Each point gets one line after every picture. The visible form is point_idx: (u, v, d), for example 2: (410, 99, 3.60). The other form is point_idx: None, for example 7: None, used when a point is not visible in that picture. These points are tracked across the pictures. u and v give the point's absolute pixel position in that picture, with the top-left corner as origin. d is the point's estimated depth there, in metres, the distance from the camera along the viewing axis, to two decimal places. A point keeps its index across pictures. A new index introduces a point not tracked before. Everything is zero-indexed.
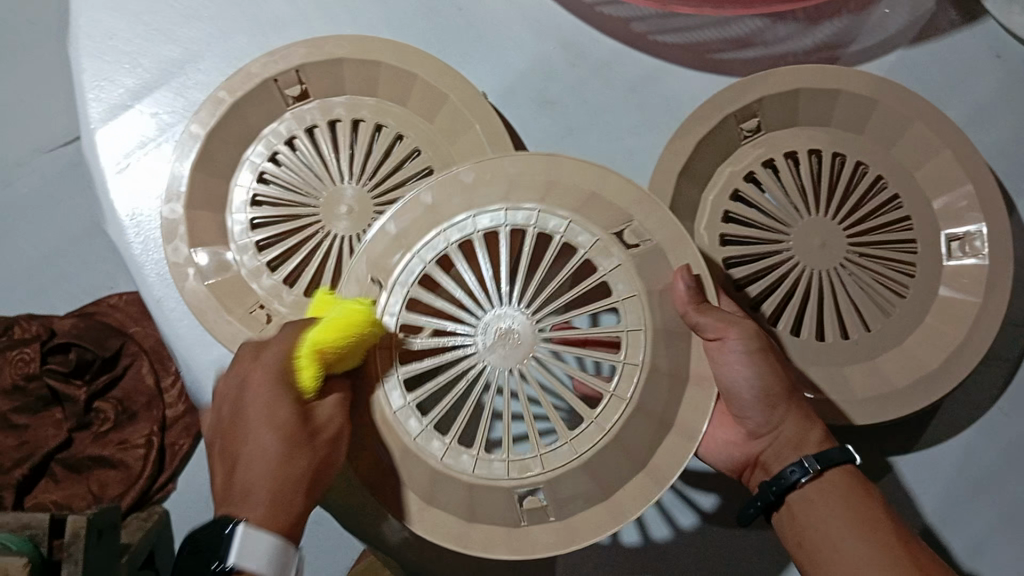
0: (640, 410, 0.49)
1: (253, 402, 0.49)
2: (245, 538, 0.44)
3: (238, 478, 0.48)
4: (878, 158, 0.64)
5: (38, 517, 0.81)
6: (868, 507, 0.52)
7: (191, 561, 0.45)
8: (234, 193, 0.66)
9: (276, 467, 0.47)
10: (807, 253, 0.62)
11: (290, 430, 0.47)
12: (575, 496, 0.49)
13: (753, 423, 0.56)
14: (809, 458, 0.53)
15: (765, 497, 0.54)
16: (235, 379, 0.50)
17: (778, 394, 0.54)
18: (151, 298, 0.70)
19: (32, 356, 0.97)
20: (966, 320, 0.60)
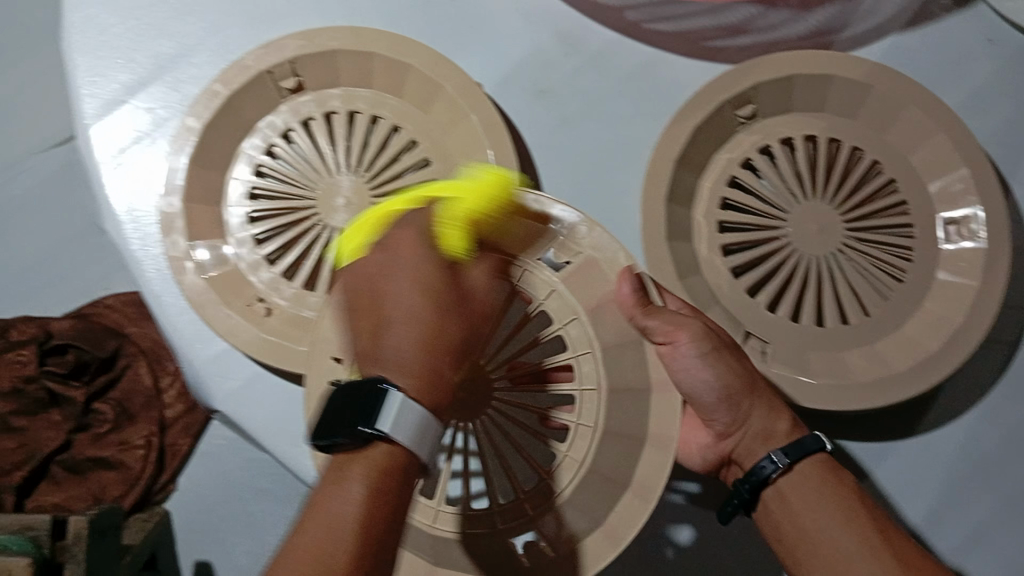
0: (608, 433, 0.53)
1: (392, 272, 0.46)
2: (402, 409, 0.40)
3: (380, 349, 0.43)
4: (872, 143, 0.65)
5: (39, 518, 0.81)
6: (843, 494, 0.51)
7: (342, 409, 0.41)
8: (230, 187, 0.67)
9: (421, 316, 0.44)
10: (804, 238, 0.63)
11: (425, 304, 0.44)
12: (569, 527, 0.51)
13: (721, 424, 0.55)
14: (778, 452, 0.52)
15: (739, 495, 0.53)
16: (382, 256, 0.47)
17: (740, 390, 0.53)
18: (149, 293, 0.69)
19: (28, 358, 0.96)
20: (964, 303, 0.60)
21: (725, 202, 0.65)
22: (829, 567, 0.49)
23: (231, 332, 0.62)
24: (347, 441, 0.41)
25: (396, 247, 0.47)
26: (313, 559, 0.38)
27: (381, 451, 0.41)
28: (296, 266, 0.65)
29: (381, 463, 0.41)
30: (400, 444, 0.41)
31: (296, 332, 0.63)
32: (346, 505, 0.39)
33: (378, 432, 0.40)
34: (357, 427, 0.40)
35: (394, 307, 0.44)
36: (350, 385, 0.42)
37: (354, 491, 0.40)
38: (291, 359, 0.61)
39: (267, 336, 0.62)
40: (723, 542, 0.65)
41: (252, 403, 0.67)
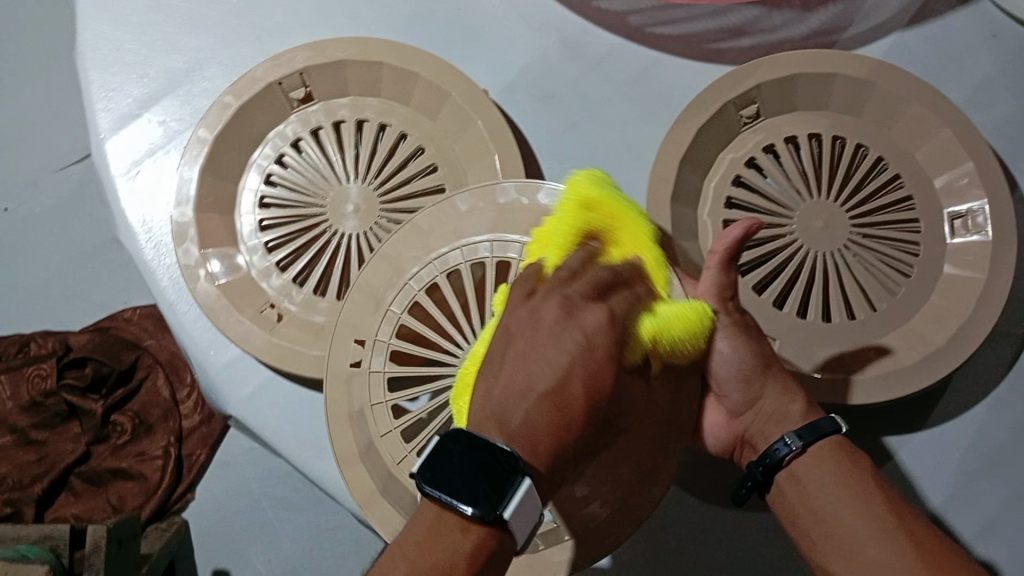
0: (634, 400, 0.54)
1: (544, 349, 0.44)
2: (526, 499, 0.41)
3: (508, 416, 0.43)
4: (878, 140, 0.65)
5: (60, 528, 0.82)
6: (859, 478, 0.50)
7: (470, 474, 0.41)
8: (243, 196, 0.68)
9: (562, 415, 0.42)
10: (810, 235, 0.63)
11: (578, 399, 0.43)
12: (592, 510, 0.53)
13: (732, 402, 0.55)
14: (792, 434, 0.51)
15: (753, 477, 0.53)
16: (526, 325, 0.46)
17: (754, 369, 0.54)
18: (164, 302, 0.71)
19: (48, 371, 0.98)
20: (971, 297, 0.61)
21: (730, 201, 0.66)
22: (845, 552, 0.48)
23: (244, 338, 0.63)
24: (454, 507, 0.41)
25: (582, 326, 0.45)
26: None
27: (488, 534, 0.41)
28: (307, 271, 0.66)
29: (489, 543, 0.41)
30: (508, 530, 0.41)
31: (306, 336, 0.63)
32: (450, 564, 0.40)
33: (498, 516, 0.40)
34: (476, 505, 0.40)
35: (548, 384, 0.43)
36: (466, 436, 0.42)
37: (462, 547, 0.40)
38: (302, 364, 0.62)
39: (277, 341, 0.63)
40: (735, 539, 0.65)
41: (264, 409, 0.67)
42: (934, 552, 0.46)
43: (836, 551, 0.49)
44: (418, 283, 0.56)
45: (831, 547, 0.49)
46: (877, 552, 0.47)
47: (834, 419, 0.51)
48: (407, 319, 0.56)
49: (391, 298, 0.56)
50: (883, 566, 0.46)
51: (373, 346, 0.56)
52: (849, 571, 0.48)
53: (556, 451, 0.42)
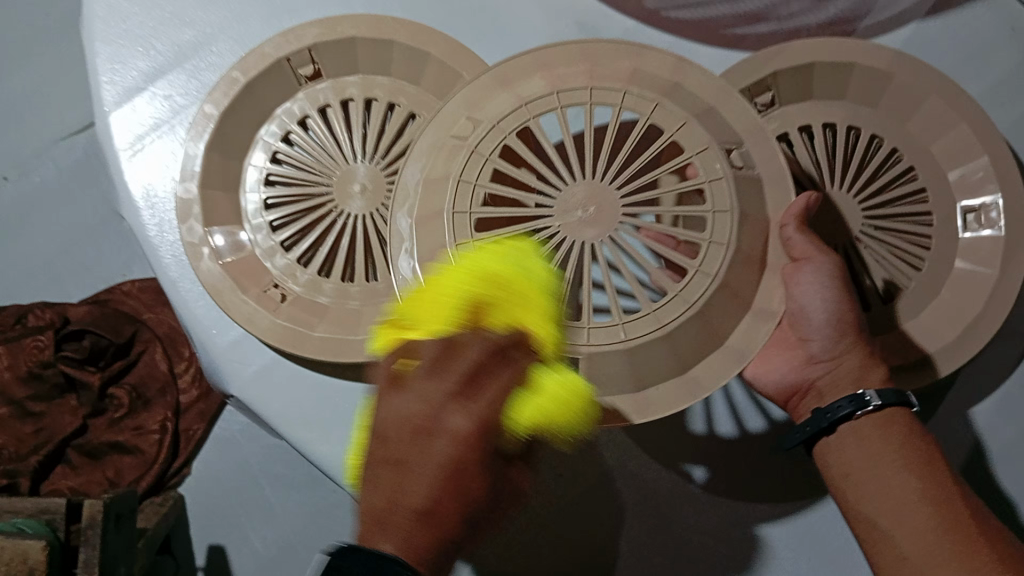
0: (720, 286, 0.49)
1: (421, 471, 0.41)
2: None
3: (381, 531, 0.40)
4: (892, 132, 0.64)
5: (56, 501, 0.81)
6: (924, 451, 0.52)
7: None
8: (247, 173, 0.66)
9: (424, 536, 0.40)
10: (823, 224, 0.63)
11: (441, 521, 0.40)
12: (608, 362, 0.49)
13: (816, 348, 0.57)
14: (872, 392, 0.53)
15: (816, 423, 0.55)
16: (412, 431, 0.42)
17: (849, 324, 0.56)
18: (166, 279, 0.70)
19: (47, 343, 0.96)
20: (982, 293, 0.60)
21: None
22: (893, 510, 0.50)
23: (248, 319, 0.62)
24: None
25: (451, 438, 0.41)
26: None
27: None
28: (312, 251, 0.66)
29: None
30: None
31: (312, 318, 0.63)
32: None
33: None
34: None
35: (417, 505, 0.40)
36: (357, 551, 0.39)
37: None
38: (306, 346, 0.61)
39: (282, 322, 0.62)
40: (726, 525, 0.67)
41: (267, 390, 0.67)
42: (980, 524, 0.49)
43: (883, 508, 0.51)
44: (550, 109, 0.51)
45: (880, 505, 0.51)
46: (926, 516, 0.49)
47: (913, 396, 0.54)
48: (520, 145, 0.51)
49: (517, 113, 0.51)
50: (936, 528, 0.48)
51: (472, 151, 0.51)
52: (893, 528, 0.50)
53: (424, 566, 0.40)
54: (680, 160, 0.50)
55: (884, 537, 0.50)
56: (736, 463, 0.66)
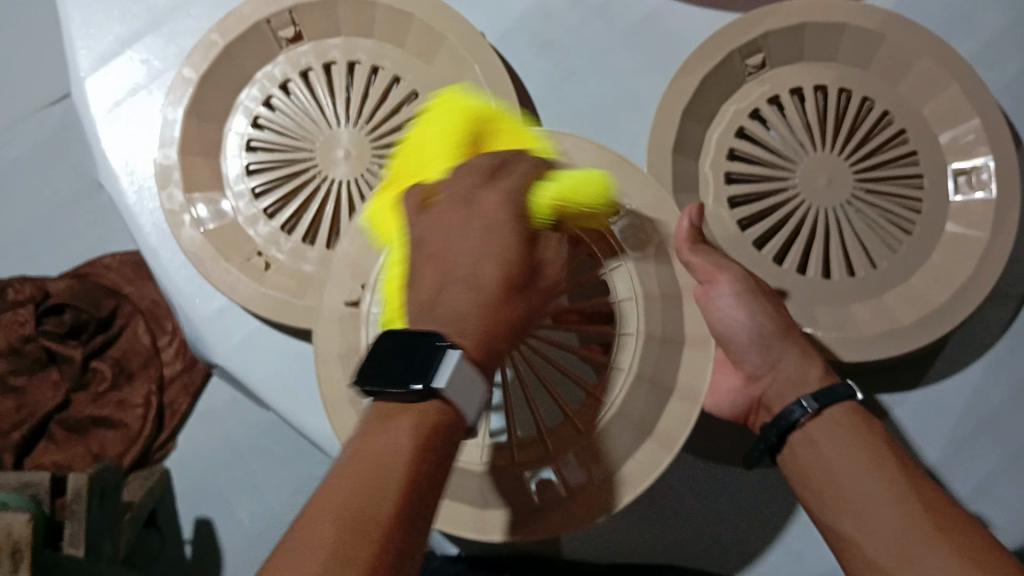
0: (654, 338, 0.52)
1: (472, 238, 0.43)
2: (457, 367, 0.38)
3: (436, 303, 0.42)
4: (884, 94, 0.63)
5: (38, 476, 0.80)
6: (871, 439, 0.49)
7: (398, 353, 0.39)
8: (229, 138, 0.65)
9: (485, 297, 0.42)
10: (812, 191, 0.61)
11: (492, 280, 0.42)
12: (581, 471, 0.51)
13: (751, 366, 0.55)
14: (807, 398, 0.51)
15: (767, 439, 0.53)
16: (462, 212, 0.44)
17: (775, 332, 0.54)
18: (147, 249, 0.69)
19: (26, 318, 0.96)
20: (974, 255, 0.60)
21: (732, 153, 0.64)
22: (855, 514, 0.48)
23: (231, 288, 0.62)
24: (392, 394, 0.39)
25: (490, 207, 0.44)
26: (355, 487, 0.35)
27: (432, 405, 0.39)
28: (296, 218, 0.64)
29: (429, 416, 0.38)
30: (452, 403, 0.39)
31: (298, 285, 0.62)
32: (396, 452, 0.37)
33: (432, 389, 0.38)
34: (410, 383, 0.38)
35: (484, 274, 0.42)
36: (396, 334, 0.40)
37: (403, 446, 0.37)
38: (290, 314, 0.61)
39: (267, 292, 0.61)
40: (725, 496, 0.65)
41: (252, 360, 0.66)
42: (942, 510, 0.45)
43: (845, 515, 0.48)
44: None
45: (843, 512, 0.48)
46: (885, 513, 0.46)
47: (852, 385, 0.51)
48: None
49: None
50: (892, 524, 0.46)
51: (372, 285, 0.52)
52: (859, 533, 0.47)
53: (480, 328, 0.41)
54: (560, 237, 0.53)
55: (848, 536, 0.48)
56: (728, 499, 0.65)
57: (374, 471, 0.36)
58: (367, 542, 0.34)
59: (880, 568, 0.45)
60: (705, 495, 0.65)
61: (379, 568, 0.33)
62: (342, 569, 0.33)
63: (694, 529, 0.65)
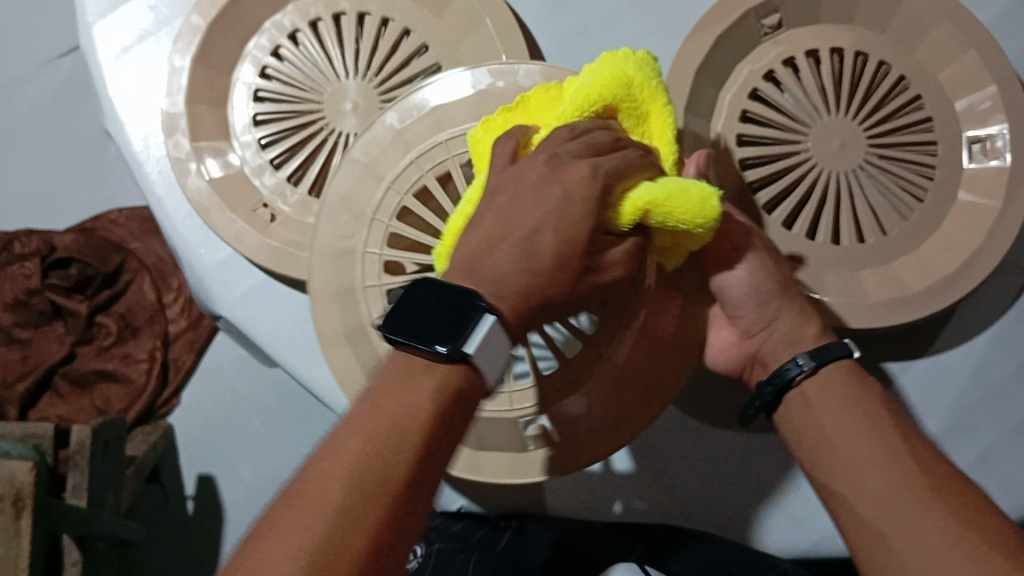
0: (656, 291, 0.51)
1: (531, 205, 0.42)
2: (490, 336, 0.39)
3: (480, 265, 0.41)
4: (901, 57, 0.62)
5: (43, 426, 0.80)
6: (863, 399, 0.49)
7: (431, 309, 0.39)
8: (235, 88, 0.64)
9: (533, 267, 0.41)
10: (824, 154, 0.60)
11: (550, 246, 0.41)
12: (572, 414, 0.53)
13: (745, 322, 0.53)
14: (804, 355, 0.50)
15: (762, 397, 0.52)
16: (531, 185, 0.43)
17: (777, 289, 0.52)
18: (152, 198, 0.68)
19: (32, 271, 0.95)
20: (985, 224, 0.59)
21: (746, 114, 0.63)
22: (843, 471, 0.48)
23: (236, 238, 0.62)
24: (421, 348, 0.39)
25: (549, 173, 0.43)
26: (373, 444, 0.36)
27: (458, 369, 0.39)
28: (303, 170, 0.64)
29: (452, 379, 0.39)
30: (478, 367, 0.39)
31: (302, 238, 0.62)
32: (416, 410, 0.37)
33: (461, 353, 0.38)
34: (440, 344, 0.38)
35: (525, 240, 0.41)
36: (435, 287, 0.40)
37: (422, 404, 0.37)
38: (295, 266, 0.61)
39: (271, 243, 0.61)
40: (722, 461, 0.65)
41: (255, 312, 0.66)
42: (938, 477, 0.45)
43: (833, 471, 0.48)
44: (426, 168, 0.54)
45: (836, 473, 0.48)
46: (879, 473, 0.46)
47: (852, 347, 0.50)
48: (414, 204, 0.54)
49: (392, 179, 0.54)
50: (882, 484, 0.46)
51: (371, 223, 0.54)
52: (845, 488, 0.47)
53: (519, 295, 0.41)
54: None
55: (839, 498, 0.48)
56: (725, 466, 0.65)
57: (382, 435, 0.36)
58: (379, 505, 0.34)
59: (866, 523, 0.46)
60: (705, 454, 0.65)
61: (384, 532, 0.34)
62: (347, 527, 0.33)
63: (689, 493, 0.65)
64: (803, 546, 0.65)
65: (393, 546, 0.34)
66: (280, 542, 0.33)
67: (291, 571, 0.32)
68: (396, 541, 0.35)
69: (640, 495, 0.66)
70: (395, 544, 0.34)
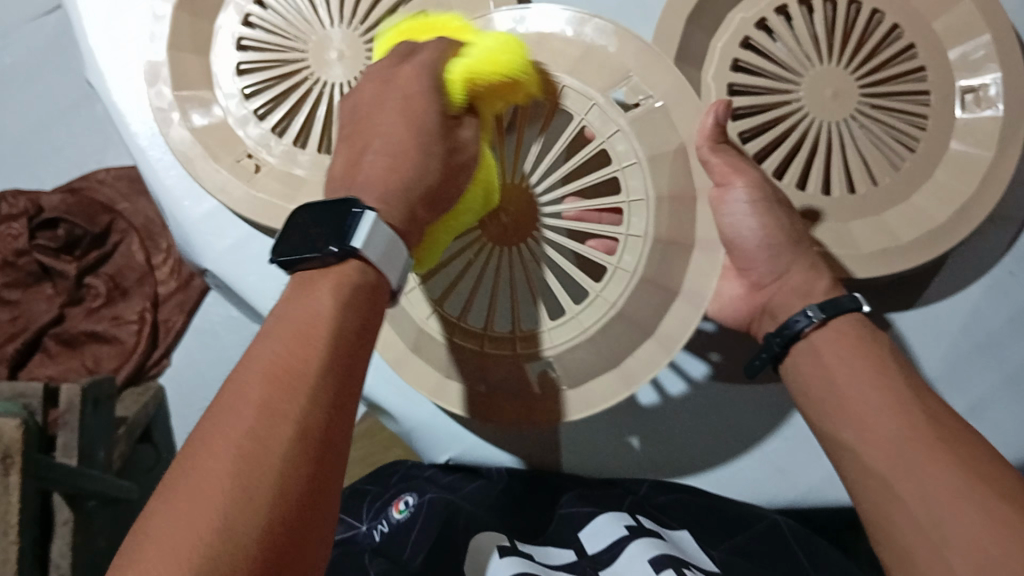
0: (662, 243, 0.51)
1: (387, 110, 0.43)
2: (375, 227, 0.37)
3: (352, 178, 0.41)
4: (894, 5, 0.60)
5: (33, 386, 0.79)
6: (874, 349, 0.49)
7: (312, 220, 0.38)
8: (218, 36, 0.63)
9: (407, 164, 0.41)
10: (818, 104, 0.60)
11: (406, 141, 0.41)
12: (578, 363, 0.53)
13: (757, 274, 0.55)
14: (813, 307, 0.51)
15: (770, 349, 0.53)
16: (379, 88, 0.44)
17: (783, 243, 0.53)
18: (137, 149, 0.67)
19: (20, 231, 0.93)
20: (978, 175, 0.59)
21: (737, 63, 0.62)
22: (858, 421, 0.47)
23: (222, 189, 0.62)
24: (309, 259, 0.37)
25: (400, 79, 0.43)
26: (280, 352, 0.34)
27: (351, 267, 0.38)
28: (287, 120, 0.63)
29: (348, 279, 0.37)
30: (371, 261, 0.38)
31: (288, 190, 0.61)
32: (315, 314, 0.35)
33: (348, 249, 0.37)
34: (326, 245, 0.37)
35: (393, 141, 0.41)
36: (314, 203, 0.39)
37: (328, 306, 0.36)
38: (281, 218, 0.61)
39: (258, 195, 0.61)
40: (722, 411, 0.65)
41: (246, 264, 0.65)
42: (933, 423, 0.45)
43: (846, 418, 0.48)
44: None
45: (846, 419, 0.48)
46: (890, 424, 0.46)
47: (860, 298, 0.51)
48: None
49: None
50: (892, 434, 0.45)
51: None
52: (859, 438, 0.47)
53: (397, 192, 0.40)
54: (574, 129, 0.50)
55: (848, 449, 0.48)
56: (725, 416, 0.65)
57: (302, 350, 0.34)
58: (299, 403, 0.33)
59: (879, 475, 0.45)
60: (709, 406, 0.65)
61: (310, 428, 0.33)
62: (270, 429, 0.32)
63: (688, 443, 0.66)
64: (795, 492, 0.66)
65: (326, 439, 0.33)
66: (208, 449, 0.32)
67: (223, 476, 0.31)
68: (329, 434, 0.34)
69: (642, 444, 0.66)
70: (325, 439, 0.33)
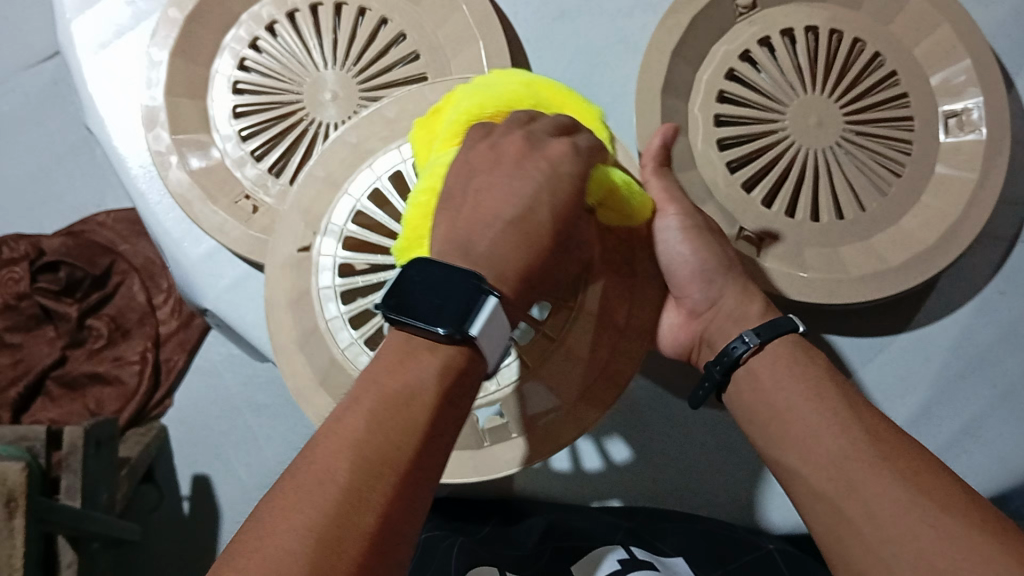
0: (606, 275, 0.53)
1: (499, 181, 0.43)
2: (493, 316, 0.39)
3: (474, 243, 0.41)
4: (874, 35, 0.62)
5: (35, 429, 0.79)
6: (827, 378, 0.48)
7: (428, 292, 0.38)
8: (215, 81, 0.65)
9: (526, 239, 0.42)
10: (801, 132, 0.61)
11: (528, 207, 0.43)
12: (538, 406, 0.54)
13: (690, 302, 0.55)
14: (751, 332, 0.50)
15: (711, 377, 0.52)
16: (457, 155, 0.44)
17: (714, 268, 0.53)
18: (134, 190, 0.69)
19: (21, 275, 0.95)
20: (962, 196, 0.60)
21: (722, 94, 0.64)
22: (801, 446, 0.46)
23: (219, 229, 0.62)
24: (429, 333, 0.38)
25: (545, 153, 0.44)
26: (377, 427, 0.35)
27: (462, 351, 0.39)
28: (284, 161, 0.64)
29: (459, 363, 0.39)
30: (481, 346, 0.39)
31: None
32: (419, 392, 0.37)
33: (467, 334, 0.38)
34: (443, 326, 0.37)
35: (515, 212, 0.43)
36: (432, 268, 0.39)
37: (427, 382, 0.37)
38: None
39: (253, 233, 0.62)
40: (709, 449, 0.67)
41: (240, 303, 0.66)
42: None
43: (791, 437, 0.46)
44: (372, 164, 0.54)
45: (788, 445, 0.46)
46: (835, 442, 0.44)
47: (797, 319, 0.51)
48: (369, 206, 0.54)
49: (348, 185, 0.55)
50: (839, 456, 0.43)
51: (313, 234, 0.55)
52: (803, 464, 0.45)
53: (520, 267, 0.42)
54: None
55: (792, 473, 0.46)
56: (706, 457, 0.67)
57: (396, 431, 0.35)
58: (387, 485, 0.34)
59: (823, 496, 0.43)
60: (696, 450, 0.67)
61: (393, 515, 0.34)
62: (354, 510, 0.33)
63: (672, 481, 0.67)
64: (784, 513, 0.66)
65: (400, 520, 0.34)
66: (284, 526, 0.33)
67: (300, 552, 0.32)
68: (404, 515, 0.34)
69: (638, 488, 0.67)
70: (403, 524, 0.34)
